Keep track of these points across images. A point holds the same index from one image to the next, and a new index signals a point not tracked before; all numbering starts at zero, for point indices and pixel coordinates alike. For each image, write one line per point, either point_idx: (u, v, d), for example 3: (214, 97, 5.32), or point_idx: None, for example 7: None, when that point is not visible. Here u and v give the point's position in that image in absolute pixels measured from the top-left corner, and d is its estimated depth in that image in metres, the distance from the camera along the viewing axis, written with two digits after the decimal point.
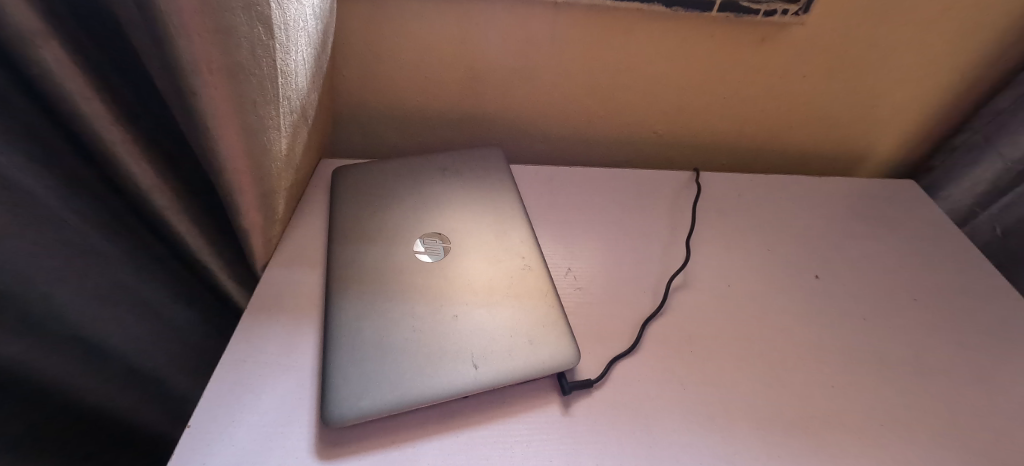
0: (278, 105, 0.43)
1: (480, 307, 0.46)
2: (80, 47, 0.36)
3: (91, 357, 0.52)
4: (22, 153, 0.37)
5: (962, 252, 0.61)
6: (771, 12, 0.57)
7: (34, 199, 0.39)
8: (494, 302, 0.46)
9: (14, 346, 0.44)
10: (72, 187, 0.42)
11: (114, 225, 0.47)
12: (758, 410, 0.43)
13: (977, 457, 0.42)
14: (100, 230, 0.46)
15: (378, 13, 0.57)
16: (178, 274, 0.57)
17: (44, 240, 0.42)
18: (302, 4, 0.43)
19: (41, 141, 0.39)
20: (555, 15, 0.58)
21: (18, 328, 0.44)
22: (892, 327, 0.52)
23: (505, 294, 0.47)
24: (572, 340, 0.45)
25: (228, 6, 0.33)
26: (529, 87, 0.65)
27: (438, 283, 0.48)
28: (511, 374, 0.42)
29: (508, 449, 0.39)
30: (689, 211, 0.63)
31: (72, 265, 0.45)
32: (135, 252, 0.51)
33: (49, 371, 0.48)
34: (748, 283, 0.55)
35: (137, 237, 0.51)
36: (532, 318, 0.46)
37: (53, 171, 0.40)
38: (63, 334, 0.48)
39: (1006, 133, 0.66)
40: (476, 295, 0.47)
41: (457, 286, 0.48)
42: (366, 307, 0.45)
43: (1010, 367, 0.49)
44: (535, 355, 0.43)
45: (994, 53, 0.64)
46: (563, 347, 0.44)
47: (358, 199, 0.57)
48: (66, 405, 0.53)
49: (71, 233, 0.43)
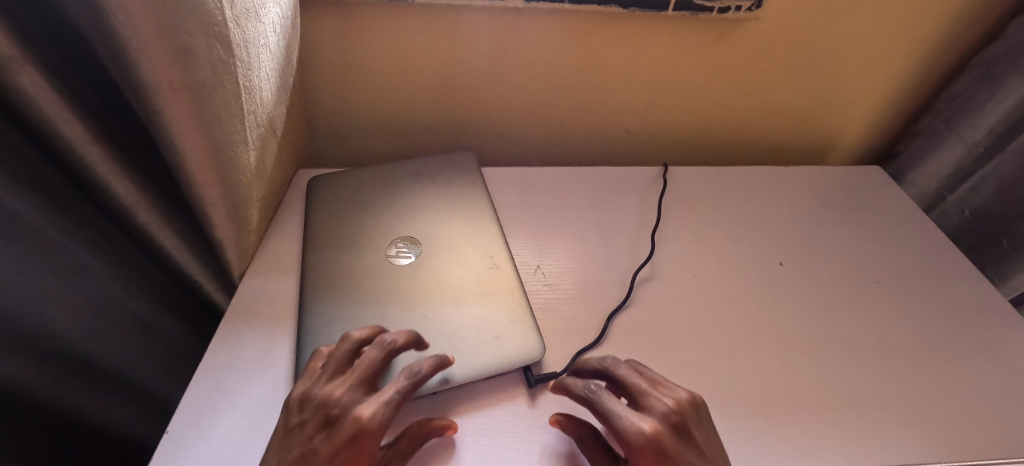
0: (243, 119, 0.44)
1: (449, 306, 0.47)
2: (58, 71, 0.38)
3: (87, 373, 0.53)
4: (11, 177, 0.39)
5: (924, 236, 0.63)
6: (725, 9, 0.58)
7: (24, 220, 0.41)
8: (462, 301, 0.48)
9: (16, 366, 0.45)
10: (56, 209, 0.44)
11: (99, 241, 0.49)
12: (719, 393, 0.45)
13: (934, 432, 0.43)
14: (87, 246, 0.48)
15: (345, 25, 0.59)
16: (163, 286, 0.59)
17: (36, 259, 0.43)
18: (261, 22, 0.44)
19: (28, 164, 0.40)
20: (518, 20, 0.59)
21: (20, 350, 0.45)
22: (854, 310, 0.53)
23: (473, 293, 0.49)
24: (538, 335, 0.46)
25: (185, 28, 0.35)
26: (498, 90, 0.66)
27: (409, 285, 0.49)
28: (477, 370, 0.43)
29: (475, 442, 0.40)
30: (657, 204, 0.64)
31: (64, 282, 0.46)
32: (121, 267, 0.53)
33: (50, 389, 0.50)
34: (714, 274, 0.56)
35: (121, 252, 0.52)
36: (498, 316, 0.47)
37: (38, 192, 0.42)
38: (60, 353, 0.49)
39: (963, 117, 0.68)
40: (446, 295, 0.48)
41: (427, 287, 0.49)
42: (338, 312, 0.47)
43: (969, 344, 0.51)
44: (501, 351, 0.44)
45: (949, 39, 0.65)
46: (530, 341, 0.46)
47: (333, 207, 0.59)
48: (68, 423, 0.54)
49: (60, 251, 0.45)
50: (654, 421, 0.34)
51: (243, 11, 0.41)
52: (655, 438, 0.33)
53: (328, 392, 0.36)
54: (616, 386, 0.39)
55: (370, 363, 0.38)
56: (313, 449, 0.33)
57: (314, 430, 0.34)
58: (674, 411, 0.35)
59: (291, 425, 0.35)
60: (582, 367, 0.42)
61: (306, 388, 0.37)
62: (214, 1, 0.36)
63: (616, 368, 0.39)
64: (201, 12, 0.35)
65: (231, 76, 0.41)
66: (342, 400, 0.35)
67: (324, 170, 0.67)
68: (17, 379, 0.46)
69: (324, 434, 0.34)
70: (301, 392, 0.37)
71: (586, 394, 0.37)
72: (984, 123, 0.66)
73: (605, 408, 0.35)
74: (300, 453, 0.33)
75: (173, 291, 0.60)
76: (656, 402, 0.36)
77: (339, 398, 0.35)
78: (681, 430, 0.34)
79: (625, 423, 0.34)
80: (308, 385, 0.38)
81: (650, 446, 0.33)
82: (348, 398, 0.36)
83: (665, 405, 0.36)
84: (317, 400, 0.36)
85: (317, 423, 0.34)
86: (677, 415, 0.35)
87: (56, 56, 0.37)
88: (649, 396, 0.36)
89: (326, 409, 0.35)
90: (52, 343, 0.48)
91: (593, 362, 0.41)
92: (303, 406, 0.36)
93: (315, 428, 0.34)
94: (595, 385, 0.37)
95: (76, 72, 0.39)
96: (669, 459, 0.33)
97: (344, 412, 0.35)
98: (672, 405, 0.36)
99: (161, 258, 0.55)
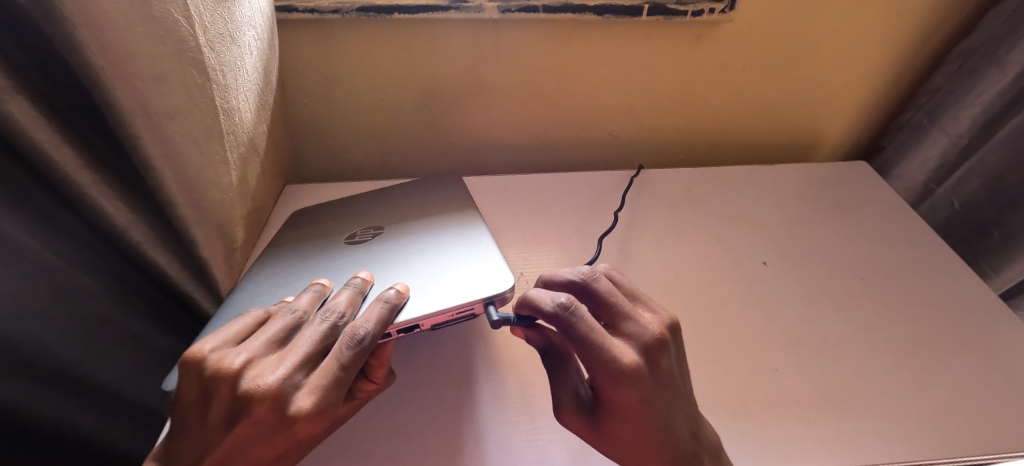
0: (222, 141, 0.46)
1: (396, 264, 0.45)
2: (50, 100, 0.39)
3: (92, 397, 0.53)
4: (10, 204, 0.39)
5: (908, 232, 0.63)
6: (699, 12, 0.59)
7: (21, 246, 0.41)
8: (412, 259, 0.46)
9: (27, 394, 0.45)
10: (54, 237, 0.44)
11: (101, 266, 0.49)
12: (702, 394, 0.45)
13: (924, 430, 0.42)
14: (87, 270, 0.48)
15: (325, 42, 0.60)
16: (166, 307, 0.58)
17: (35, 285, 0.43)
18: (237, 45, 0.46)
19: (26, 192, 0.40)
20: (495, 29, 0.60)
21: (28, 376, 0.45)
22: (838, 308, 0.53)
23: (434, 246, 0.47)
24: (506, 269, 0.43)
25: (160, 56, 0.36)
26: (480, 100, 0.67)
27: (366, 250, 0.49)
28: (427, 303, 0.39)
29: (444, 436, 0.40)
30: (620, 205, 0.66)
31: (64, 306, 0.46)
32: (120, 289, 0.52)
33: (60, 417, 0.49)
34: (697, 276, 0.56)
35: (123, 275, 0.52)
36: (458, 260, 0.45)
37: (36, 219, 0.42)
38: (66, 377, 0.49)
39: (945, 110, 0.68)
40: (395, 257, 0.46)
41: (385, 247, 0.48)
42: (284, 277, 0.47)
43: (953, 338, 0.50)
44: (453, 285, 0.41)
45: (924, 34, 0.66)
46: (496, 277, 0.42)
47: (311, 208, 0.61)
48: (80, 452, 0.53)
49: (58, 275, 0.45)
50: (629, 351, 0.33)
51: (217, 35, 0.42)
52: (636, 371, 0.32)
53: (259, 374, 0.31)
54: (591, 302, 0.36)
55: (315, 337, 0.34)
56: (248, 435, 0.30)
57: (243, 415, 0.30)
58: (654, 340, 0.34)
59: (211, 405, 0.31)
60: (551, 279, 0.38)
61: (225, 357, 0.32)
62: (187, 29, 0.38)
63: (599, 285, 0.36)
64: (173, 40, 0.37)
65: (208, 98, 0.42)
66: (279, 383, 0.31)
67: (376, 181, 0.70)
68: (29, 407, 0.45)
69: (260, 420, 0.30)
70: (218, 362, 0.31)
71: (555, 311, 0.33)
72: (966, 116, 0.66)
73: (590, 332, 0.33)
74: (231, 438, 0.30)
75: (177, 312, 0.60)
76: (637, 330, 0.35)
77: (275, 380, 0.31)
78: (655, 359, 0.34)
79: (600, 350, 0.32)
80: (231, 354, 0.32)
81: (629, 375, 0.32)
82: (287, 380, 0.31)
83: (643, 333, 0.35)
84: (246, 380, 0.31)
85: (249, 408, 0.30)
86: (655, 344, 0.34)
87: (45, 86, 0.38)
88: (631, 321, 0.35)
89: (259, 394, 0.30)
90: (57, 367, 0.47)
91: (573, 271, 0.38)
92: (225, 386, 0.30)
93: (246, 414, 0.30)
94: (564, 300, 0.34)
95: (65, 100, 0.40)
96: (642, 391, 0.32)
97: (281, 396, 0.31)
98: (654, 333, 0.35)
99: (160, 280, 0.54)
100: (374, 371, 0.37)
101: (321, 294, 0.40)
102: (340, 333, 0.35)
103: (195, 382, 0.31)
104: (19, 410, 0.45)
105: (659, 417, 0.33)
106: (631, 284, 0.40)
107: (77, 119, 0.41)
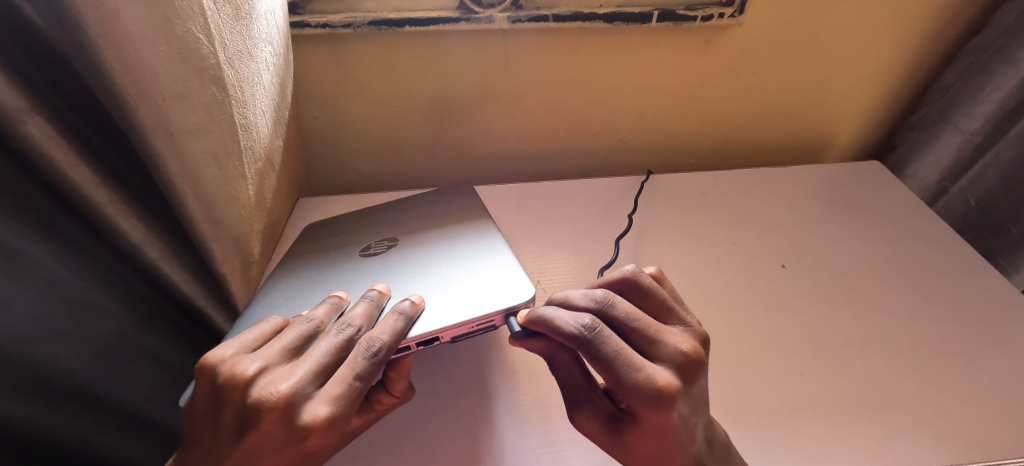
0: (241, 156, 0.46)
1: (413, 276, 0.45)
2: (67, 120, 0.39)
3: (115, 418, 0.52)
4: (22, 221, 0.39)
5: (927, 231, 0.63)
6: (708, 17, 0.60)
7: (37, 263, 0.40)
8: (428, 270, 0.45)
9: (50, 415, 0.44)
10: (67, 252, 0.43)
11: (117, 284, 0.49)
12: (728, 401, 0.44)
13: (958, 435, 0.41)
14: (103, 288, 0.47)
15: (337, 56, 0.60)
16: (181, 324, 0.58)
17: (52, 303, 0.42)
18: (255, 61, 0.46)
19: (41, 210, 0.40)
20: (505, 39, 0.61)
21: (49, 398, 0.44)
22: (860, 309, 0.53)
23: (450, 255, 0.47)
24: (524, 278, 0.42)
25: (181, 75, 0.37)
26: (492, 110, 0.67)
27: (380, 262, 0.48)
28: (446, 315, 0.39)
29: (464, 445, 0.40)
30: (632, 210, 0.66)
31: (81, 326, 0.45)
32: (136, 307, 0.52)
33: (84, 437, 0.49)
34: (715, 281, 0.56)
35: (136, 293, 0.51)
36: (475, 270, 0.44)
37: (51, 236, 0.41)
38: (86, 398, 0.48)
39: (958, 107, 0.68)
40: (411, 268, 0.46)
41: (400, 259, 0.48)
42: (298, 291, 0.47)
43: (980, 338, 0.50)
44: (473, 295, 0.41)
45: (932, 32, 0.67)
46: (517, 286, 0.41)
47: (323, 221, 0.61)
48: None
49: (73, 293, 0.44)
50: (665, 372, 0.32)
51: (236, 53, 0.43)
52: (671, 393, 0.31)
53: (271, 382, 0.30)
54: (612, 327, 0.35)
55: (330, 348, 0.33)
56: (258, 446, 0.29)
57: (253, 425, 0.28)
58: (685, 360, 0.33)
59: (222, 413, 0.29)
60: (564, 301, 0.37)
61: (239, 364, 0.30)
62: (207, 47, 0.38)
63: (616, 308, 0.35)
64: (194, 57, 0.37)
65: (227, 114, 0.43)
66: (291, 392, 0.29)
67: (391, 192, 0.70)
68: (49, 430, 0.45)
69: (270, 431, 0.29)
70: (230, 368, 0.30)
71: (581, 333, 0.33)
72: (979, 112, 0.66)
73: (616, 357, 0.32)
74: (241, 448, 0.29)
75: (192, 329, 0.60)
76: (669, 350, 0.34)
77: (287, 389, 0.29)
78: (688, 378, 0.33)
79: (630, 373, 0.31)
80: (245, 361, 0.31)
81: (662, 398, 0.31)
82: (300, 390, 0.30)
83: (675, 353, 0.33)
84: (258, 388, 0.29)
85: (258, 417, 0.29)
86: (687, 364, 0.33)
87: (65, 106, 0.38)
88: (660, 342, 0.34)
89: (270, 403, 0.29)
90: (77, 388, 0.47)
91: (587, 295, 0.36)
92: (237, 393, 0.29)
93: (256, 424, 0.28)
94: (589, 322, 0.33)
95: (82, 119, 0.40)
96: (674, 413, 0.31)
97: (292, 406, 0.29)
98: (686, 353, 0.34)
99: (175, 296, 0.54)
100: (393, 384, 0.36)
101: (337, 306, 0.39)
102: (355, 345, 0.34)
103: (208, 387, 0.30)
104: (42, 433, 0.44)
105: (688, 435, 0.32)
106: (661, 293, 0.38)
107: (95, 138, 0.41)
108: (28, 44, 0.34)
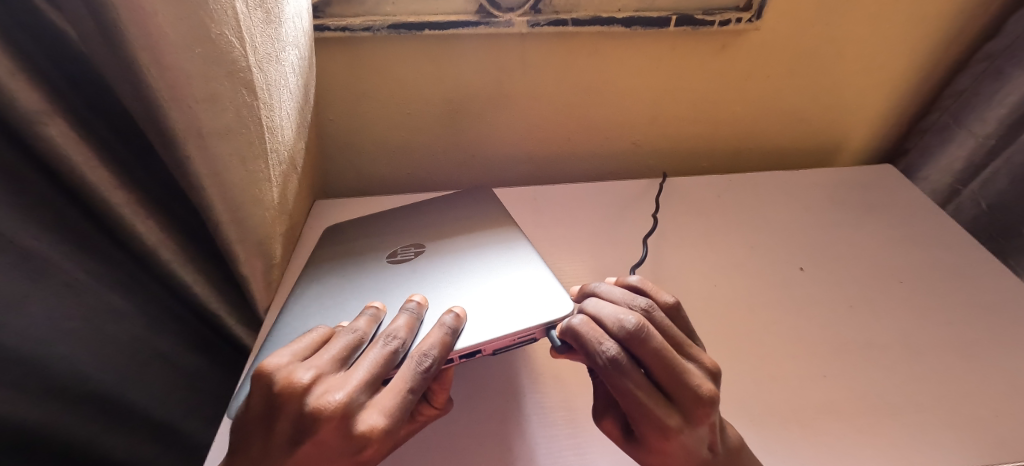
0: (266, 159, 0.46)
1: (446, 285, 0.44)
2: (86, 121, 0.38)
3: (129, 421, 0.52)
4: (40, 224, 0.39)
5: (942, 234, 0.63)
6: (725, 21, 0.60)
7: (53, 265, 0.40)
8: (461, 279, 0.45)
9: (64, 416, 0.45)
10: (84, 254, 0.43)
11: (133, 286, 0.49)
12: (752, 403, 0.44)
13: (982, 437, 0.41)
14: (122, 291, 0.47)
15: (355, 59, 0.61)
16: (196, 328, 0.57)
17: (68, 307, 0.42)
18: (282, 64, 0.47)
19: (59, 212, 0.40)
20: (523, 42, 0.61)
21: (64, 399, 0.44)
22: (879, 311, 0.53)
23: (481, 264, 0.47)
24: (560, 288, 0.42)
25: (214, 77, 0.37)
26: (509, 113, 0.68)
27: (410, 270, 0.48)
28: (485, 329, 0.38)
29: (491, 448, 0.40)
30: (648, 213, 0.66)
31: (98, 328, 0.45)
32: (152, 309, 0.51)
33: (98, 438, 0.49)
34: (733, 283, 0.56)
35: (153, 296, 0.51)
36: (509, 280, 0.44)
37: (68, 239, 0.41)
38: (100, 400, 0.48)
39: (971, 111, 0.69)
40: (443, 276, 0.46)
41: (431, 267, 0.48)
42: (328, 299, 0.47)
43: (1001, 340, 0.50)
44: (511, 306, 0.41)
45: (943, 38, 0.68)
46: (552, 296, 0.41)
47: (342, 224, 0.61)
48: None
49: (91, 297, 0.44)
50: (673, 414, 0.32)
51: (265, 56, 0.43)
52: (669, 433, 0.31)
53: (327, 390, 0.30)
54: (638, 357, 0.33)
55: (379, 358, 0.33)
56: (313, 455, 0.29)
57: (309, 434, 0.28)
58: (700, 403, 0.32)
59: (277, 422, 0.29)
60: (598, 316, 0.36)
61: (294, 372, 0.30)
62: (238, 50, 0.38)
63: (642, 343, 0.33)
64: (225, 60, 0.37)
65: (255, 117, 0.43)
66: (348, 400, 0.30)
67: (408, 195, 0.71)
68: (63, 430, 0.45)
69: (326, 440, 0.29)
70: (285, 376, 0.30)
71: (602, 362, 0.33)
72: (993, 115, 0.67)
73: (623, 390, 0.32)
74: (295, 458, 0.29)
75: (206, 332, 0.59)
76: (688, 392, 0.32)
77: (343, 397, 0.30)
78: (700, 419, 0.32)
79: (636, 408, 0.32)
80: (300, 369, 0.31)
81: (659, 434, 0.31)
82: (355, 398, 0.30)
83: (692, 395, 0.32)
84: (314, 396, 0.30)
85: (315, 426, 0.29)
86: (701, 408, 0.32)
87: (83, 107, 0.38)
88: (682, 383, 0.32)
89: (328, 412, 0.29)
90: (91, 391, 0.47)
91: (619, 323, 0.34)
92: (293, 402, 0.29)
93: (312, 433, 0.28)
94: (612, 355, 0.33)
95: (103, 120, 0.40)
96: (675, 447, 0.32)
97: (348, 415, 0.29)
98: (704, 396, 0.32)
99: (190, 300, 0.53)
100: (434, 396, 0.36)
101: (377, 318, 0.39)
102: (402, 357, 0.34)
103: (263, 395, 0.30)
104: (54, 435, 0.44)
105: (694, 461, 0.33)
106: (674, 330, 0.36)
107: (114, 140, 0.41)
108: (49, 45, 0.34)
